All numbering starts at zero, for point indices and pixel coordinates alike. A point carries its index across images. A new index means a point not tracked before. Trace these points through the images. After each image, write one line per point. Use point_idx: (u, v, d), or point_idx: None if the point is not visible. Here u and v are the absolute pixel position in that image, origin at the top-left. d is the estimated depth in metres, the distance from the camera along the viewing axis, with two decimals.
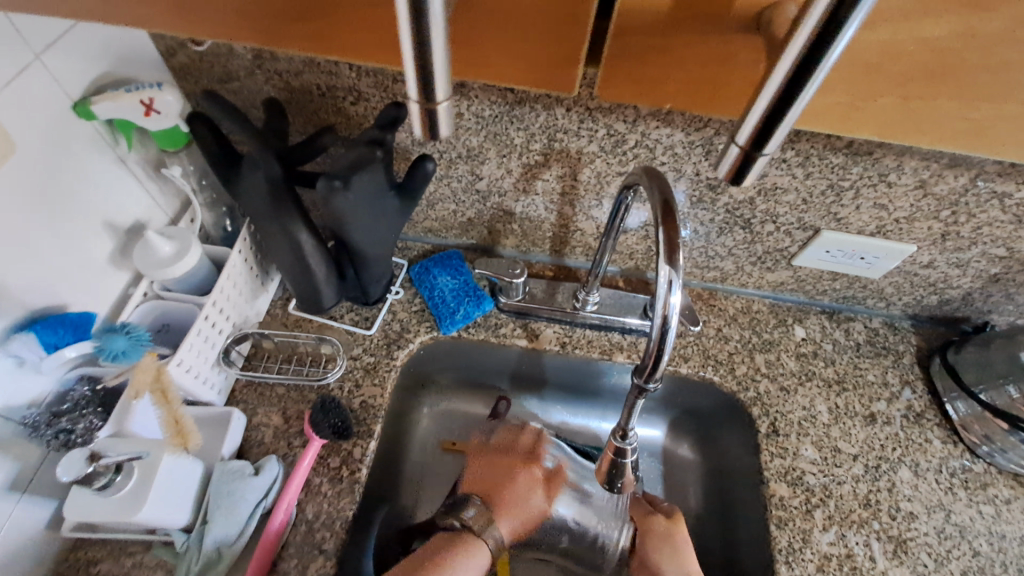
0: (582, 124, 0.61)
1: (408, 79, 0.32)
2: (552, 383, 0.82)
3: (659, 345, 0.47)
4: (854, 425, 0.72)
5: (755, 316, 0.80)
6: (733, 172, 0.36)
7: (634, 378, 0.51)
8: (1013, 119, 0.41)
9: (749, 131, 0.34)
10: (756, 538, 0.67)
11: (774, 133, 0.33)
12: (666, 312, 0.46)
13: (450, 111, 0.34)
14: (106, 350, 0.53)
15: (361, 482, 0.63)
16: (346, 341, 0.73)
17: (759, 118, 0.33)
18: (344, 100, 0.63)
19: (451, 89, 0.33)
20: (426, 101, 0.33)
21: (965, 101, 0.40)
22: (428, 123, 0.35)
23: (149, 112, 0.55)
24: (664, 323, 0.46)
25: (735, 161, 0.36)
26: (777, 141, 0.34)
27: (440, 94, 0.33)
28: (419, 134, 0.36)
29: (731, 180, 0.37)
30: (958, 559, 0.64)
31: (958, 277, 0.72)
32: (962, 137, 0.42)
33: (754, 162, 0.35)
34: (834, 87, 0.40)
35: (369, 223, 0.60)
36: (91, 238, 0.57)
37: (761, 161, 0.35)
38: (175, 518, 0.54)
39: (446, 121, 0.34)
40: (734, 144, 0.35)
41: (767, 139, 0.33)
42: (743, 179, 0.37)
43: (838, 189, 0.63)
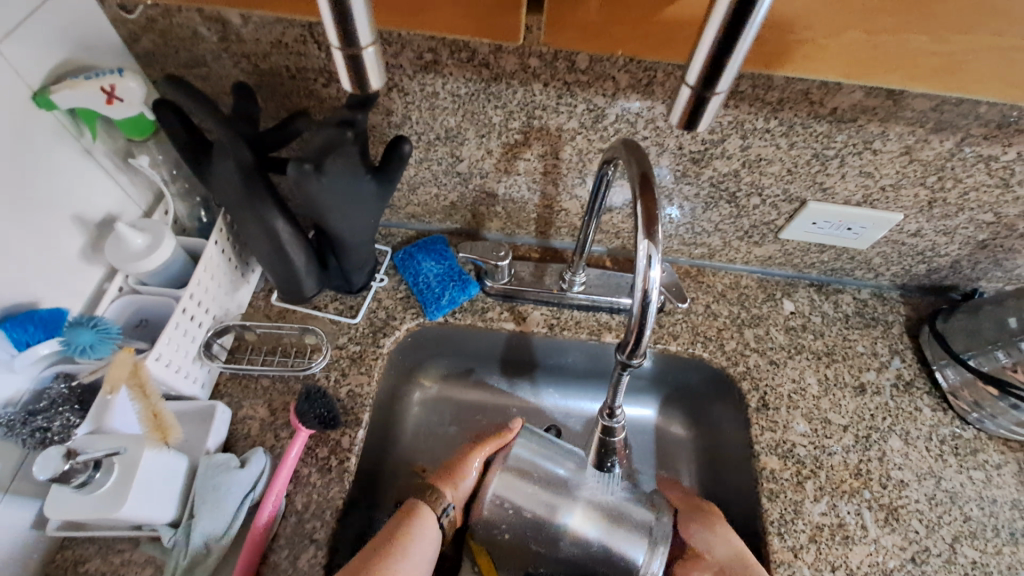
0: (560, 100, 0.60)
1: (328, 28, 0.34)
2: (543, 366, 0.81)
3: (640, 323, 0.46)
4: (844, 397, 0.72)
5: (743, 291, 0.80)
6: (685, 120, 0.38)
7: (617, 355, 0.50)
8: (982, 56, 0.47)
9: (697, 72, 0.35)
10: (748, 512, 0.67)
11: (724, 70, 0.34)
12: (647, 285, 0.45)
13: (374, 59, 0.36)
14: (72, 344, 0.52)
15: (350, 471, 0.63)
16: (332, 330, 0.72)
17: (704, 61, 0.34)
18: (316, 82, 0.61)
19: (373, 34, 0.35)
20: (346, 45, 0.34)
21: (938, 35, 0.46)
22: (355, 76, 0.36)
23: (112, 99, 0.53)
24: (645, 297, 0.45)
25: (687, 105, 0.37)
26: (727, 80, 0.35)
27: (362, 40, 0.34)
28: (347, 83, 0.37)
29: (684, 127, 0.39)
30: (949, 524, 0.64)
31: (945, 244, 0.72)
32: (935, 74, 0.49)
33: (705, 103, 0.36)
34: (806, 23, 0.46)
35: (347, 209, 0.58)
36: (60, 232, 0.55)
37: (713, 102, 0.36)
38: (160, 514, 0.53)
39: (371, 67, 0.36)
40: (685, 85, 0.36)
41: (716, 78, 0.34)
42: (694, 123, 0.38)
43: (823, 158, 0.62)
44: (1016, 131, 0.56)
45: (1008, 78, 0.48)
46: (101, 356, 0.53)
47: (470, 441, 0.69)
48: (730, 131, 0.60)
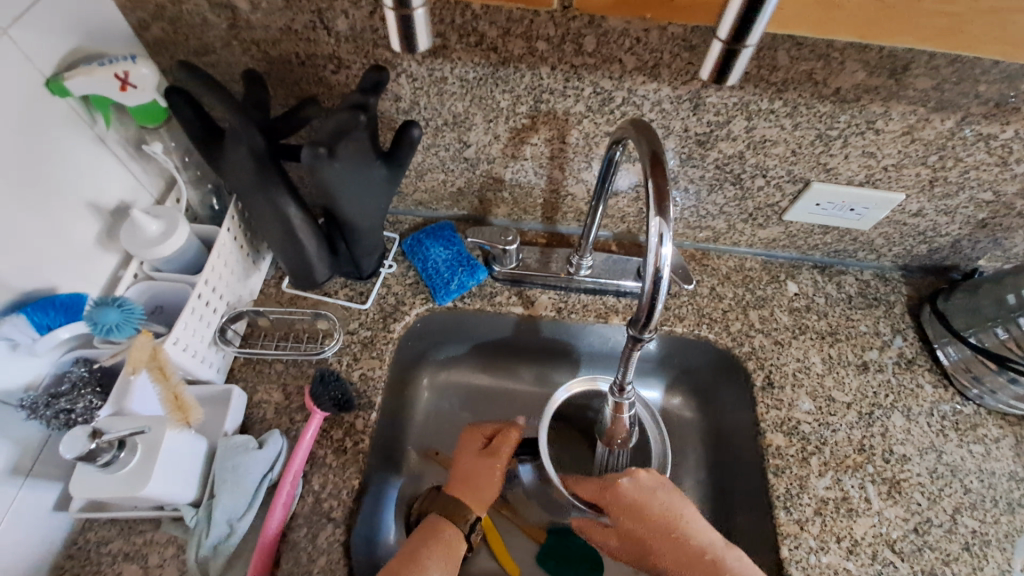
0: (568, 83, 0.60)
1: None
2: (549, 350, 0.83)
3: (652, 297, 0.47)
4: (848, 374, 0.73)
5: (748, 273, 0.81)
6: (716, 72, 0.39)
7: (629, 330, 0.51)
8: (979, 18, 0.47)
9: (729, 27, 0.36)
10: (754, 488, 0.68)
11: (752, 25, 0.35)
12: (658, 262, 0.46)
13: (424, 20, 0.38)
14: (98, 325, 0.52)
15: (365, 452, 0.64)
16: (343, 317, 0.73)
17: (737, 13, 0.35)
18: (325, 69, 0.62)
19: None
20: (399, 6, 0.37)
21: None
22: (406, 36, 0.39)
23: (125, 86, 0.53)
24: (657, 274, 0.46)
25: (717, 60, 0.38)
26: (756, 33, 0.36)
27: (416, 1, 0.36)
28: (397, 44, 0.40)
29: (712, 81, 0.40)
30: (950, 497, 0.66)
31: (946, 224, 0.73)
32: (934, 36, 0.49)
33: (734, 57, 0.38)
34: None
35: (358, 194, 0.59)
36: (76, 220, 0.56)
37: (743, 54, 0.37)
38: (182, 493, 0.55)
39: (421, 30, 0.38)
40: (716, 39, 0.37)
41: (746, 33, 0.36)
42: (725, 76, 0.39)
43: (826, 139, 0.62)
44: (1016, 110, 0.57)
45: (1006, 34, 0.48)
46: (129, 336, 0.54)
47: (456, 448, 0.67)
48: (735, 112, 0.61)
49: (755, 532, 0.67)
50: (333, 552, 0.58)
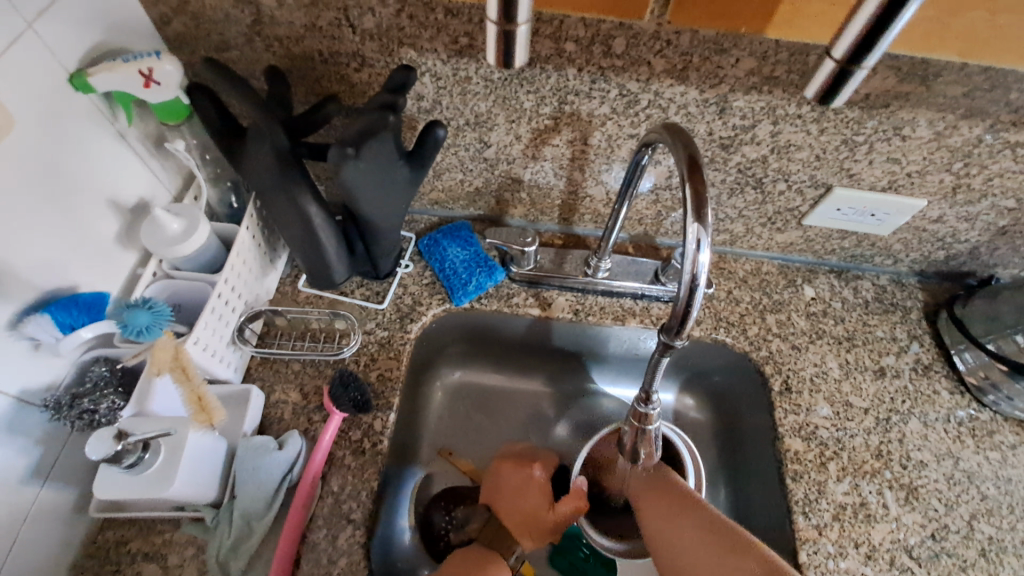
0: (594, 85, 0.60)
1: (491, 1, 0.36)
2: (561, 353, 0.82)
3: (688, 304, 0.47)
4: (865, 380, 0.73)
5: (764, 277, 0.80)
6: (824, 93, 0.40)
7: (660, 336, 0.51)
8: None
9: (845, 48, 0.37)
10: (771, 492, 0.68)
11: (873, 48, 0.36)
12: (695, 271, 0.46)
13: (525, 35, 0.38)
14: (130, 326, 0.52)
15: (383, 453, 0.64)
16: (360, 316, 0.73)
17: (858, 34, 0.36)
18: (348, 67, 0.61)
19: (528, 12, 0.37)
20: (504, 21, 0.36)
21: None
22: (505, 50, 0.38)
23: (149, 82, 0.53)
24: (693, 280, 0.46)
25: (829, 80, 0.39)
26: (875, 56, 0.37)
27: (520, 16, 0.36)
28: (492, 59, 0.40)
29: (819, 99, 0.41)
30: (967, 503, 0.66)
31: (966, 230, 0.73)
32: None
33: (848, 76, 0.39)
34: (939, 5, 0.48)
35: (380, 194, 0.59)
36: (96, 217, 0.55)
37: (857, 76, 0.38)
38: (203, 494, 0.55)
39: (520, 44, 0.38)
40: (830, 59, 0.38)
41: (865, 56, 0.37)
42: (831, 97, 0.41)
43: (852, 144, 0.62)
44: None
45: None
46: (155, 338, 0.53)
47: (507, 480, 0.70)
48: (762, 116, 0.60)
49: (771, 536, 0.67)
50: (353, 553, 0.58)
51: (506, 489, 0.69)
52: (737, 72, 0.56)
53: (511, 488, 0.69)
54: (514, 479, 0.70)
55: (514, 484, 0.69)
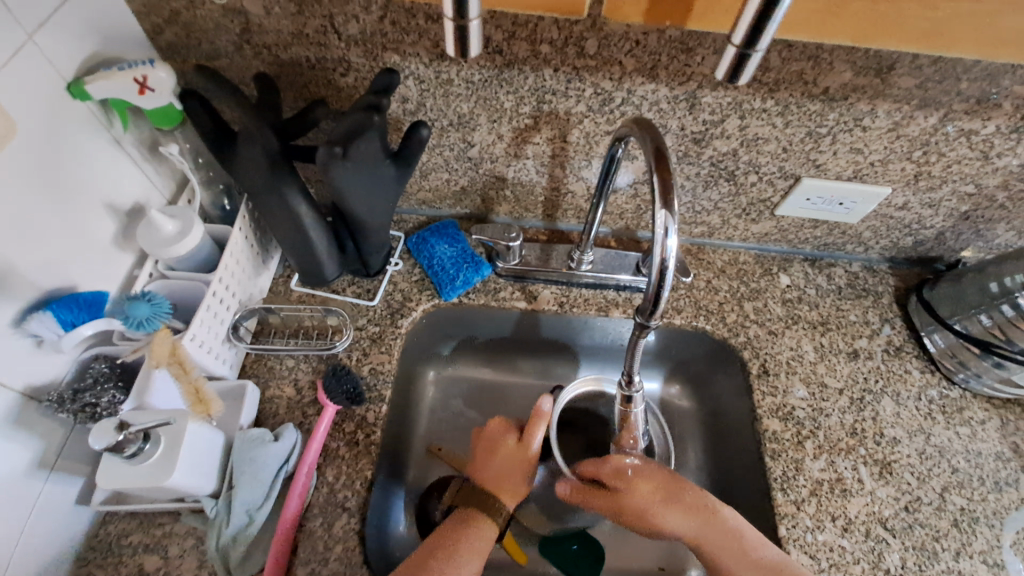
0: (570, 84, 0.63)
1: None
2: (553, 344, 0.85)
3: (658, 287, 0.51)
4: (839, 362, 0.76)
5: (741, 267, 0.84)
6: (731, 73, 0.43)
7: (636, 319, 0.55)
8: (962, 22, 0.52)
9: (743, 32, 0.39)
10: (752, 472, 0.71)
11: (762, 33, 0.39)
12: (664, 255, 0.49)
13: (478, 30, 0.40)
14: (131, 318, 0.55)
15: (376, 444, 0.66)
16: (351, 313, 0.75)
17: (751, 20, 0.38)
18: (334, 72, 0.64)
19: (479, 9, 0.39)
20: (457, 17, 0.39)
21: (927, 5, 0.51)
22: (460, 42, 0.40)
23: (143, 89, 0.55)
24: (663, 265, 0.49)
25: (731, 62, 0.42)
26: (766, 39, 0.39)
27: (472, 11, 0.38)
28: (450, 51, 0.42)
29: (728, 80, 0.44)
30: (939, 476, 0.69)
31: (930, 216, 0.76)
32: (921, 40, 0.54)
33: (747, 60, 0.41)
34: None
35: (368, 193, 0.61)
36: (93, 220, 0.57)
37: (752, 60, 0.41)
38: (202, 485, 0.56)
39: (474, 39, 0.40)
40: (730, 44, 0.41)
41: (758, 38, 0.39)
42: (737, 78, 0.43)
43: (816, 136, 0.65)
44: (996, 106, 0.60)
45: (986, 38, 0.53)
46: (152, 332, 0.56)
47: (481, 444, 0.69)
48: (729, 111, 0.64)
49: (753, 514, 0.70)
50: (348, 540, 0.60)
51: (482, 449, 0.68)
52: (704, 70, 0.60)
53: (489, 447, 0.68)
54: (485, 435, 0.69)
55: (486, 441, 0.68)
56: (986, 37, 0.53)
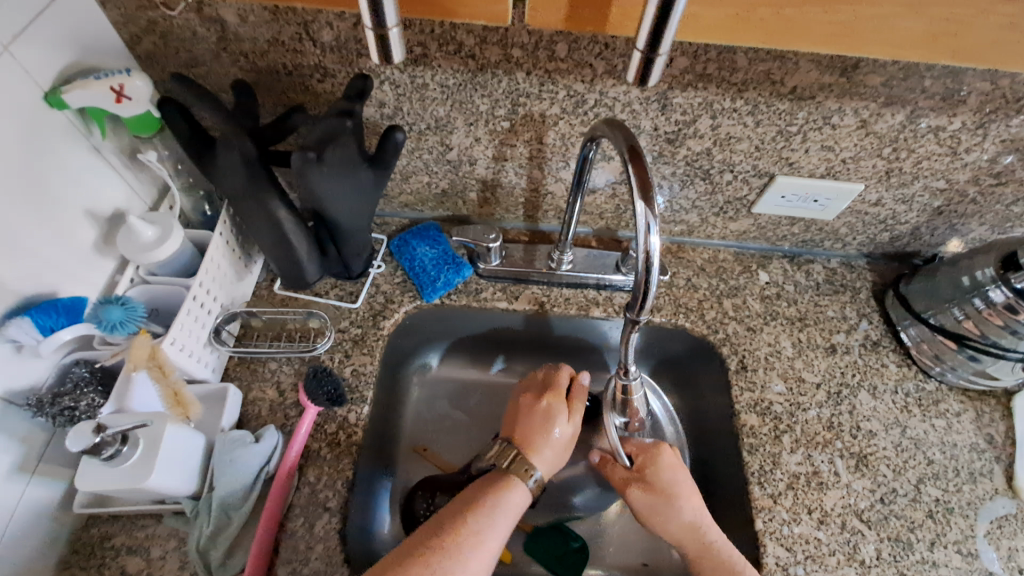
0: (543, 87, 0.64)
1: (363, 10, 0.40)
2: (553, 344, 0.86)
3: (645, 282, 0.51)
4: (817, 357, 0.77)
5: (721, 265, 0.85)
6: (639, 77, 0.43)
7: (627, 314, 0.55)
8: (868, 20, 0.49)
9: (645, 38, 0.40)
10: (731, 467, 0.72)
11: (663, 36, 0.39)
12: (649, 250, 0.50)
13: (399, 37, 0.42)
14: (105, 322, 0.56)
15: (358, 444, 0.67)
16: (334, 315, 0.76)
17: (651, 23, 0.39)
18: (311, 78, 0.65)
19: (398, 17, 0.41)
20: (377, 27, 0.40)
21: (828, 6, 0.48)
22: (383, 50, 0.42)
23: (120, 98, 0.56)
24: (648, 259, 0.50)
25: (639, 66, 0.42)
26: (667, 43, 0.40)
27: (390, 21, 0.40)
28: (376, 58, 0.43)
29: (638, 84, 0.44)
30: (915, 468, 0.69)
31: (905, 212, 0.77)
32: (830, 42, 0.51)
33: (652, 63, 0.42)
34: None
35: (345, 197, 0.62)
36: (74, 226, 0.58)
37: (657, 63, 0.42)
38: (182, 487, 0.57)
39: (397, 47, 0.42)
40: (636, 49, 0.41)
41: (659, 41, 0.40)
42: (647, 79, 0.43)
43: (787, 134, 0.67)
44: (962, 102, 0.61)
45: (896, 40, 0.50)
46: (130, 335, 0.57)
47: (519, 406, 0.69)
48: (700, 111, 0.65)
49: (732, 508, 0.70)
50: (329, 540, 0.61)
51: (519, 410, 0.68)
52: (672, 71, 0.61)
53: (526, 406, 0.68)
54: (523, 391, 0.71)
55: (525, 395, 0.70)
56: (890, 38, 0.50)
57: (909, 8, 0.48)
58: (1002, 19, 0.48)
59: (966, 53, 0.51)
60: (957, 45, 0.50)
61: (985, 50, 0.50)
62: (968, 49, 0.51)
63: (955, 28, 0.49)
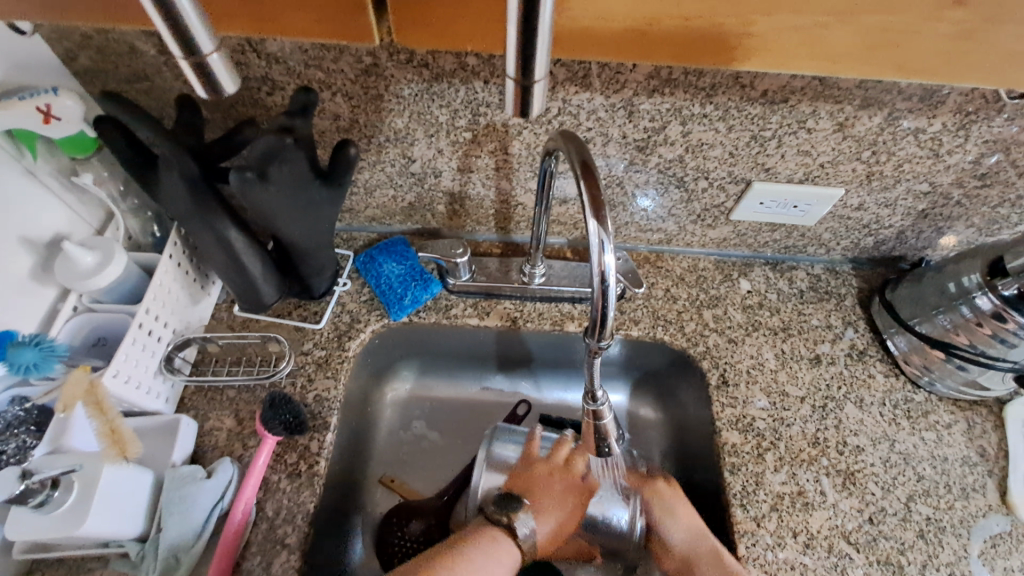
0: (502, 96, 0.61)
1: (165, 37, 0.32)
2: (533, 359, 0.82)
3: (604, 306, 0.48)
4: (801, 368, 0.74)
5: (701, 273, 0.82)
6: (519, 108, 0.37)
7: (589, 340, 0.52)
8: (792, 35, 0.44)
9: (514, 62, 0.34)
10: (714, 487, 0.69)
11: (532, 59, 0.33)
12: (603, 271, 0.47)
13: (223, 63, 0.34)
14: (14, 364, 0.51)
15: (321, 474, 0.64)
16: (296, 337, 0.73)
17: (514, 50, 0.33)
18: (260, 91, 0.62)
19: (215, 40, 0.33)
20: (189, 55, 0.33)
21: (747, 18, 0.43)
22: (206, 81, 0.35)
23: (48, 119, 0.53)
24: (603, 282, 0.47)
25: (515, 96, 0.36)
26: (542, 67, 0.34)
27: (205, 46, 0.32)
28: (203, 92, 0.36)
29: (520, 115, 0.38)
30: (904, 485, 0.66)
31: (888, 216, 0.74)
32: (759, 54, 0.45)
33: (529, 93, 0.36)
34: (618, 14, 0.44)
35: (297, 216, 0.59)
36: (7, 255, 0.55)
37: (536, 91, 0.35)
38: (124, 529, 0.54)
39: (222, 74, 0.34)
40: (508, 77, 0.35)
41: (531, 68, 0.34)
42: (528, 110, 0.37)
43: (761, 139, 0.64)
44: (941, 103, 0.58)
45: (825, 53, 0.45)
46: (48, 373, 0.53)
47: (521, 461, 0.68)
48: (669, 117, 0.62)
49: (716, 531, 0.67)
50: None
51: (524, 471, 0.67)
52: (636, 77, 0.57)
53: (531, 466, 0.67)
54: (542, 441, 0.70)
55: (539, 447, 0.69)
56: (823, 49, 0.45)
57: (840, 18, 0.43)
58: (947, 28, 0.43)
59: (915, 64, 0.45)
60: (902, 59, 0.45)
61: (939, 64, 0.45)
62: (910, 62, 0.45)
63: (895, 39, 0.44)
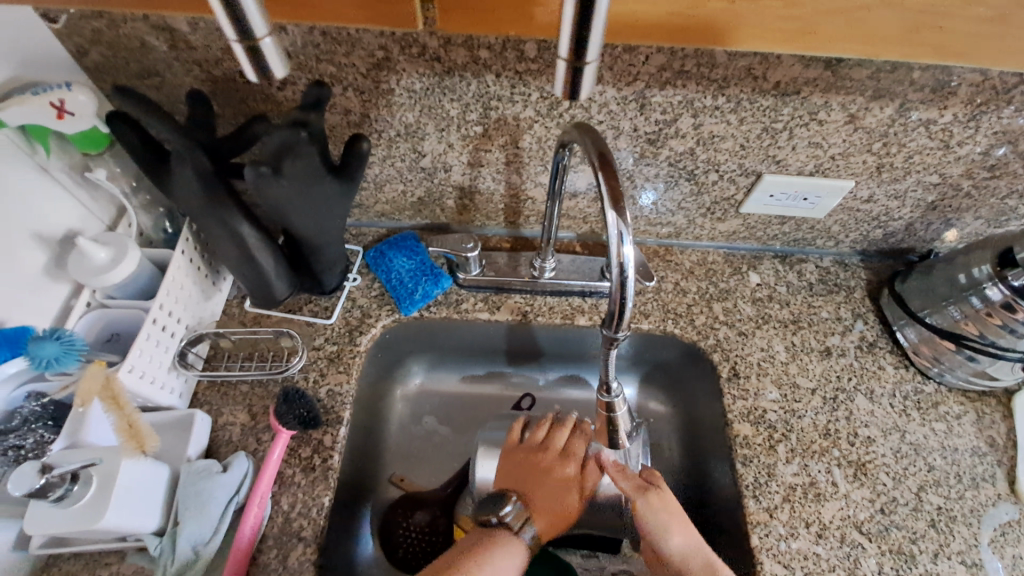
0: (514, 89, 0.61)
1: (222, 21, 0.35)
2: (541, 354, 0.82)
3: (622, 295, 0.48)
4: (811, 361, 0.74)
5: (710, 267, 0.82)
6: (568, 90, 0.39)
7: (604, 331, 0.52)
8: (834, 18, 0.46)
9: (568, 45, 0.36)
10: (725, 479, 0.69)
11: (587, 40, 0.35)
12: (621, 263, 0.47)
13: (273, 48, 0.37)
14: (34, 359, 0.52)
15: (334, 469, 0.64)
16: (307, 333, 0.73)
17: (570, 33, 0.35)
18: (271, 86, 0.61)
19: (268, 25, 0.36)
20: (243, 37, 0.36)
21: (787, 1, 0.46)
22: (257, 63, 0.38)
23: (61, 114, 0.53)
24: (622, 273, 0.47)
25: (567, 75, 0.38)
26: (595, 49, 0.36)
27: (259, 30, 0.36)
28: (253, 75, 0.40)
29: (568, 97, 0.40)
30: (915, 475, 0.67)
31: (898, 208, 0.74)
32: (796, 39, 0.48)
33: (581, 73, 0.37)
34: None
35: (310, 211, 0.59)
36: (21, 251, 0.55)
37: (587, 72, 0.37)
38: (142, 523, 0.54)
39: (272, 60, 0.38)
40: (559, 58, 0.37)
41: (585, 46, 0.35)
42: (576, 93, 0.39)
43: (773, 131, 0.64)
44: (952, 94, 0.59)
45: (863, 33, 0.47)
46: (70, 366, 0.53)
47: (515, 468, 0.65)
48: (681, 110, 0.62)
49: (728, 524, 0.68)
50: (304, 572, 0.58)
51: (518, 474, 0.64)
52: (649, 69, 0.58)
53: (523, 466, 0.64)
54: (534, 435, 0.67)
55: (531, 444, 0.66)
56: (867, 32, 0.47)
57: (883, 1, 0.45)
58: (985, 11, 0.45)
59: (948, 47, 0.47)
60: (943, 41, 0.47)
61: (973, 45, 0.47)
62: (950, 43, 0.47)
63: (933, 24, 0.46)
